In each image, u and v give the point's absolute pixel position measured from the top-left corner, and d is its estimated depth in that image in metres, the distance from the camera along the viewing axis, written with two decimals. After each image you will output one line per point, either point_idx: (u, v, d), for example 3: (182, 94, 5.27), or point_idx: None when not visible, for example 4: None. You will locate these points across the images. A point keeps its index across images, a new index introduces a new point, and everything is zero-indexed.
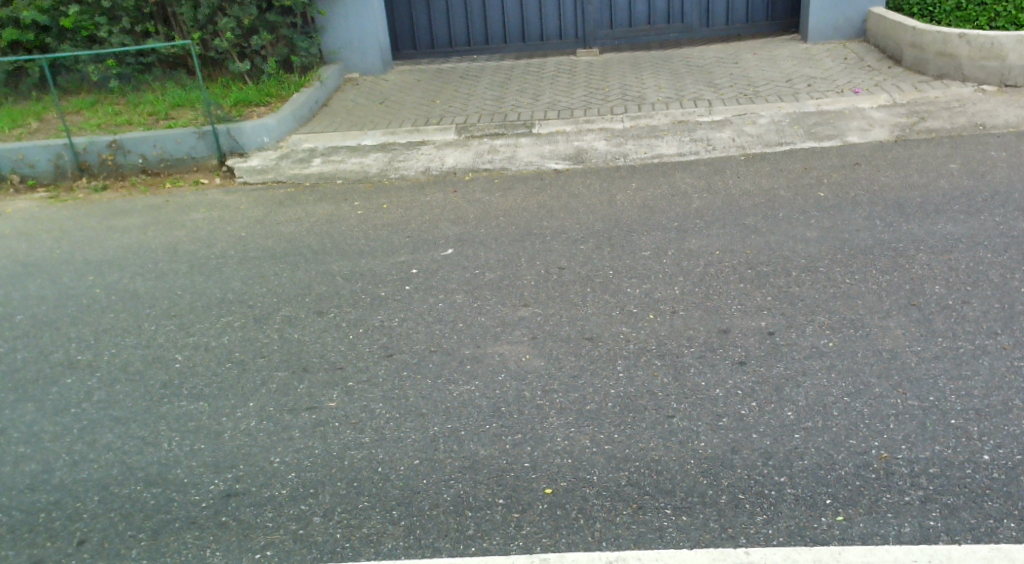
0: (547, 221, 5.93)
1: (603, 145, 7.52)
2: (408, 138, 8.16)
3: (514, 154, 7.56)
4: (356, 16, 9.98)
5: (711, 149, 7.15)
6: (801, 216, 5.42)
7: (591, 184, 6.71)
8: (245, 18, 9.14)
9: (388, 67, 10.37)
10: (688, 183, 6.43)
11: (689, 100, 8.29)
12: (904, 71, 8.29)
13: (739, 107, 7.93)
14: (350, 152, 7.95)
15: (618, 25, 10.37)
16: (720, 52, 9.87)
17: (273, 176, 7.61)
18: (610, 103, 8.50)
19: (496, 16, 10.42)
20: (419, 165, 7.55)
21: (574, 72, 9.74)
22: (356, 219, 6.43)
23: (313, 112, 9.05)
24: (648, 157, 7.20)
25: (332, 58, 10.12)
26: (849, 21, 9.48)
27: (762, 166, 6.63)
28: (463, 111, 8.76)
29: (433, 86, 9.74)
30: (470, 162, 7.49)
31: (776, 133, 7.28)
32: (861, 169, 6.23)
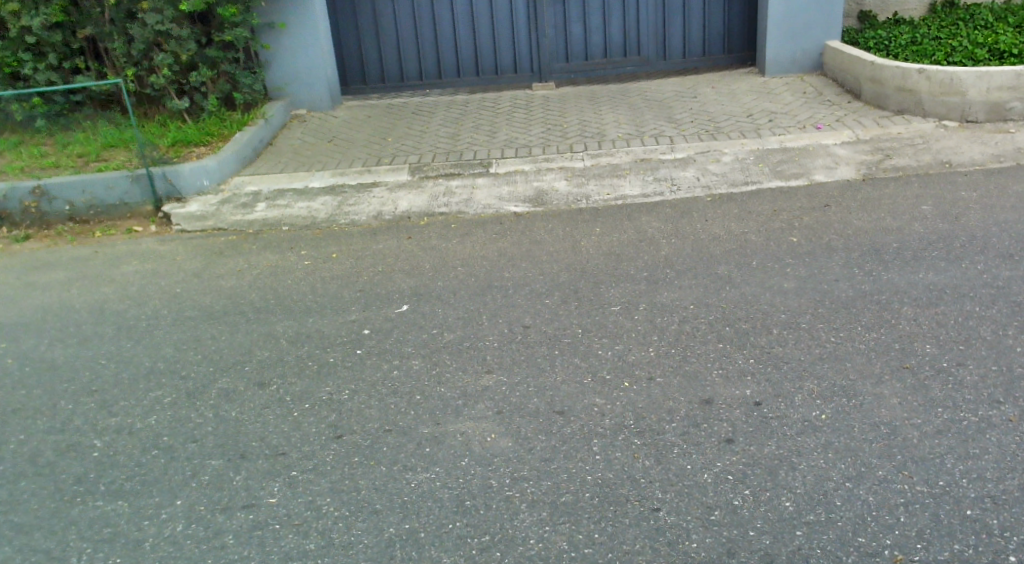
0: (508, 271, 5.57)
1: (564, 186, 7.20)
2: (358, 179, 7.75)
3: (471, 196, 7.20)
4: (302, 50, 9.58)
5: (675, 190, 6.87)
6: (777, 264, 5.13)
7: (553, 229, 6.37)
8: (182, 53, 8.73)
9: (336, 102, 9.98)
10: (654, 226, 6.13)
11: (650, 136, 8.03)
12: (864, 106, 8.13)
13: (701, 144, 7.68)
14: (296, 196, 7.52)
15: (574, 59, 10.09)
16: (678, 86, 9.66)
17: (213, 223, 7.15)
18: (568, 140, 8.20)
19: (447, 50, 10.09)
20: (370, 210, 7.16)
21: (530, 108, 9.44)
22: (302, 270, 6.01)
23: (257, 152, 8.59)
24: (611, 199, 6.89)
25: (278, 94, 9.70)
26: (806, 55, 9.32)
27: (730, 207, 6.36)
28: (416, 149, 8.38)
29: (383, 123, 9.36)
30: (425, 206, 7.11)
31: (740, 171, 7.03)
32: (832, 210, 5.98)
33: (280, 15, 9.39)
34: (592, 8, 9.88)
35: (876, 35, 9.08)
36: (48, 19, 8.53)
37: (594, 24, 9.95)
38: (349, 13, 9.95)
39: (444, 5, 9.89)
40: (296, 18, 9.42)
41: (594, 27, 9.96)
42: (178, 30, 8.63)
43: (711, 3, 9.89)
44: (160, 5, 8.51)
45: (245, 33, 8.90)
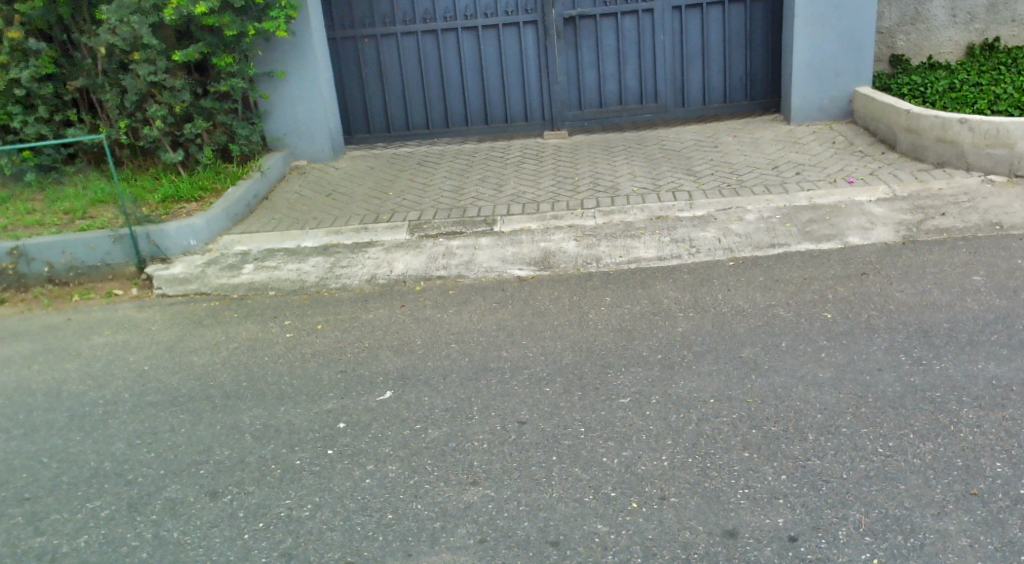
0: (507, 349, 5.01)
1: (573, 246, 6.65)
2: (353, 238, 7.25)
3: (472, 258, 6.67)
4: (302, 100, 9.15)
5: (695, 253, 6.27)
6: (809, 346, 4.52)
7: (558, 297, 5.81)
8: (177, 105, 8.34)
9: (339, 153, 9.52)
10: (670, 295, 5.54)
11: (668, 191, 7.45)
12: (899, 158, 7.54)
13: (723, 200, 7.10)
14: (287, 256, 7.08)
15: (588, 106, 9.57)
16: (698, 134, 9.11)
17: (195, 287, 6.73)
18: (579, 194, 7.63)
19: (455, 98, 9.64)
20: (363, 274, 6.65)
21: (541, 158, 8.93)
22: (282, 345, 5.50)
23: (251, 208, 8.14)
24: (623, 262, 6.31)
25: (277, 144, 9.27)
26: (835, 102, 8.75)
27: (755, 273, 5.76)
28: (418, 204, 7.86)
29: (386, 175, 8.88)
30: (423, 269, 6.59)
31: (765, 231, 6.43)
32: (870, 278, 5.36)
33: (280, 64, 8.97)
34: (606, 53, 9.38)
35: (910, 81, 8.50)
36: (37, 71, 8.22)
37: (608, 70, 9.44)
38: (352, 59, 9.53)
39: (451, 52, 9.45)
40: (296, 66, 9.00)
41: (608, 73, 9.45)
42: (172, 81, 8.25)
43: (732, 48, 9.32)
44: (153, 56, 8.11)
45: (242, 83, 8.48)
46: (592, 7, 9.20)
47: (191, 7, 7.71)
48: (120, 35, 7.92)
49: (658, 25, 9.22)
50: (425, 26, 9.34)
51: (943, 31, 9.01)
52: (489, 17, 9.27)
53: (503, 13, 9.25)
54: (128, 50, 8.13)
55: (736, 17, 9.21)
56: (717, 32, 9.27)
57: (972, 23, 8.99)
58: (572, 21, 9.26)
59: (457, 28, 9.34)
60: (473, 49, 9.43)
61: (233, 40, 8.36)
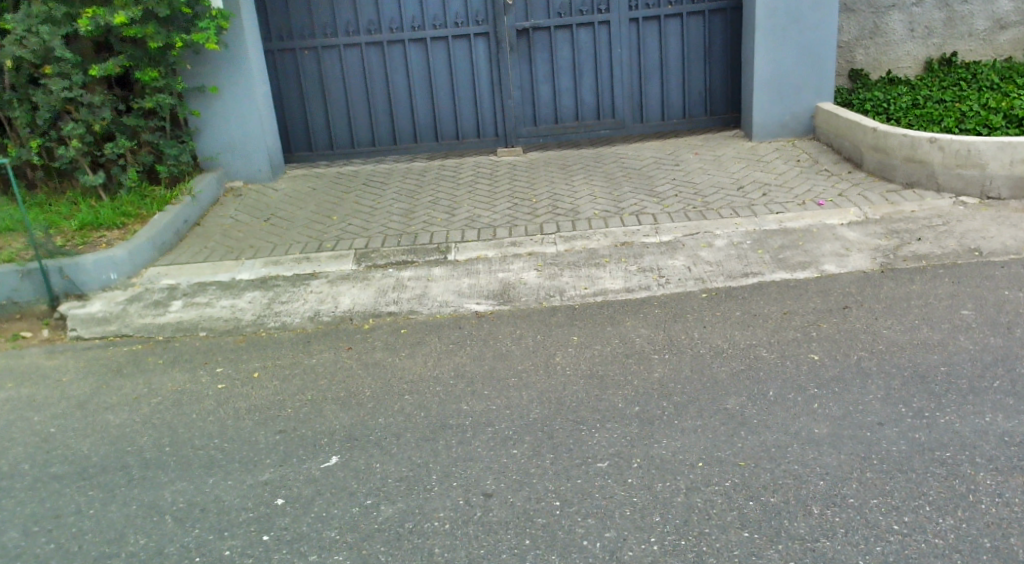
0: (467, 403, 4.52)
1: (534, 276, 6.20)
2: (294, 269, 6.70)
3: (425, 290, 6.16)
4: (237, 116, 8.55)
5: (664, 283, 5.86)
6: (800, 394, 4.12)
7: (520, 337, 5.34)
8: (95, 123, 7.71)
9: (278, 173, 8.93)
10: (642, 334, 5.11)
11: (630, 214, 7.04)
12: (867, 177, 7.25)
13: (689, 224, 6.72)
14: (220, 290, 6.52)
15: (542, 122, 9.14)
16: (657, 151, 8.74)
17: (116, 328, 6.14)
18: (537, 218, 7.18)
19: (403, 114, 9.12)
20: (305, 310, 6.09)
21: (494, 178, 8.46)
22: (212, 400, 4.94)
23: (181, 235, 7.53)
24: (588, 294, 5.87)
25: (211, 164, 8.64)
26: (797, 118, 8.45)
27: (730, 306, 5.37)
28: (364, 230, 7.31)
29: (329, 197, 8.31)
30: (370, 304, 6.06)
31: (737, 259, 6.05)
32: (853, 312, 5.00)
33: (211, 78, 8.36)
34: (561, 67, 8.96)
35: (872, 96, 8.24)
36: None
37: (563, 84, 9.02)
38: (291, 73, 8.95)
39: (398, 65, 8.93)
40: (230, 80, 8.40)
41: (563, 88, 9.03)
42: (89, 97, 7.63)
43: (691, 61, 8.98)
44: (67, 69, 7.50)
45: (168, 99, 7.88)
46: (546, 18, 8.78)
47: (109, 16, 7.14)
48: (28, 47, 7.29)
49: (615, 38, 8.83)
50: (369, 38, 8.81)
51: (903, 45, 8.78)
52: (438, 29, 8.79)
53: (452, 25, 8.78)
54: (40, 63, 7.50)
55: (694, 29, 8.86)
56: (676, 45, 8.92)
57: (932, 37, 8.78)
58: (525, 34, 8.82)
59: (404, 40, 8.83)
60: (420, 62, 8.93)
61: (157, 53, 7.76)
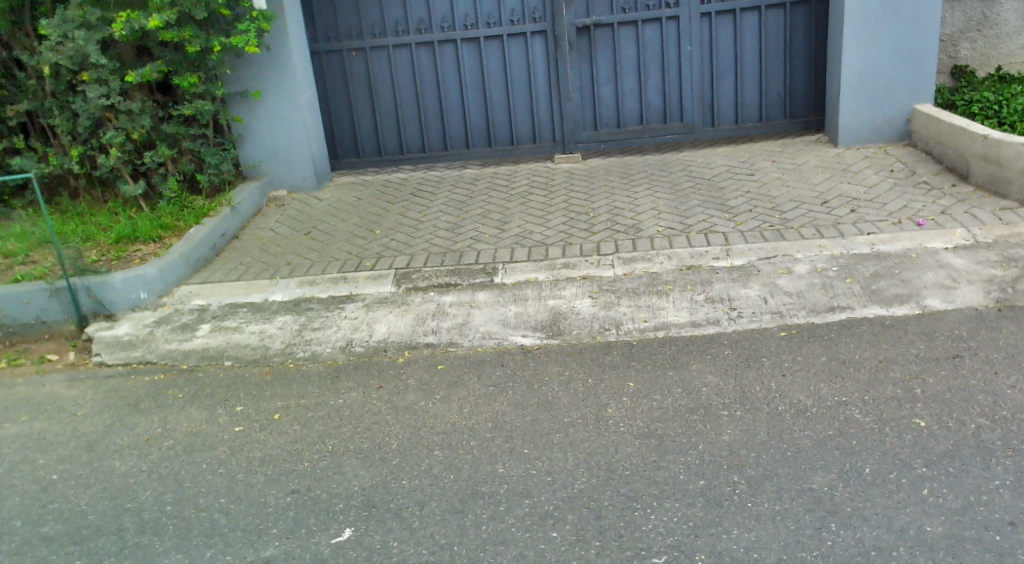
0: (504, 464, 3.91)
1: (587, 305, 5.56)
2: (329, 290, 6.19)
3: (467, 319, 5.59)
4: (280, 122, 8.10)
5: (736, 318, 5.15)
6: (904, 473, 3.42)
7: (569, 380, 4.69)
8: (134, 130, 7.30)
9: (323, 182, 8.46)
10: (709, 383, 4.42)
11: (699, 233, 6.33)
12: (976, 191, 6.39)
13: (765, 245, 5.98)
14: (251, 313, 6.02)
15: (604, 126, 8.46)
16: (730, 159, 7.98)
17: (140, 353, 5.67)
18: (595, 236, 6.53)
19: (454, 118, 8.55)
20: (337, 339, 5.56)
21: (551, 187, 7.82)
22: (226, 447, 4.38)
23: (218, 250, 7.08)
24: (649, 328, 5.21)
25: (253, 172, 8.22)
26: (889, 122, 7.58)
27: (814, 350, 4.63)
28: (407, 246, 6.77)
29: (375, 208, 7.80)
30: (407, 334, 5.51)
31: (821, 290, 5.29)
32: (965, 363, 4.24)
33: (254, 82, 7.92)
34: (624, 67, 8.27)
35: (979, 97, 7.34)
36: None
37: (627, 85, 8.32)
38: (337, 75, 8.47)
39: (449, 66, 8.37)
40: (273, 84, 7.95)
41: (627, 89, 8.33)
42: (127, 103, 7.21)
43: (769, 59, 8.16)
44: (105, 75, 7.07)
45: (208, 105, 7.44)
46: (609, 14, 8.08)
47: (143, 20, 6.64)
48: (65, 53, 6.86)
49: (685, 34, 8.08)
50: (420, 38, 8.26)
51: (1012, 39, 7.83)
52: (493, 27, 8.18)
53: (508, 22, 8.16)
54: (77, 69, 7.09)
55: (774, 24, 8.05)
56: (752, 42, 8.12)
57: None
58: (587, 31, 8.14)
59: (456, 40, 8.26)
60: (474, 62, 8.34)
61: (196, 56, 7.29)
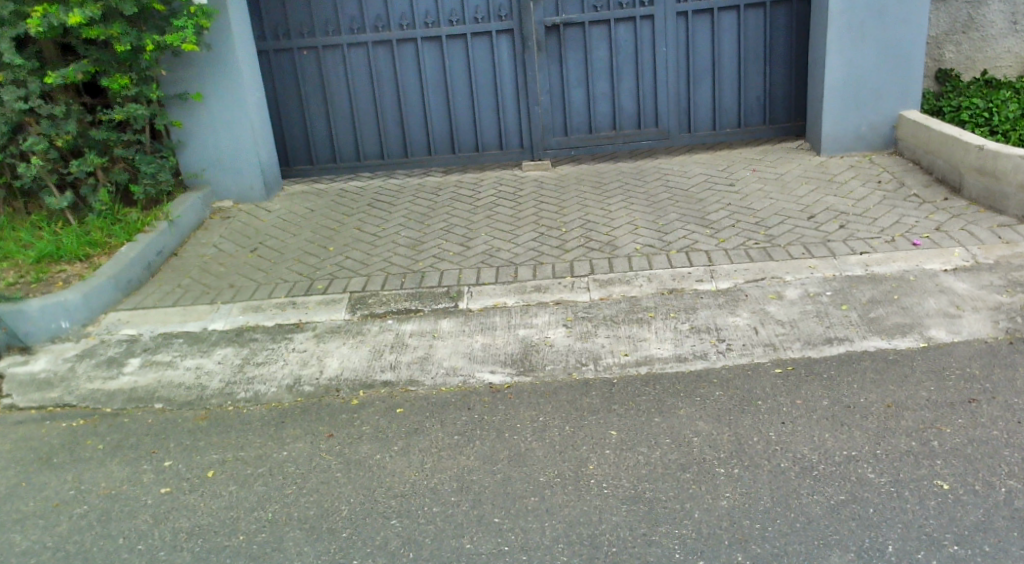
0: (471, 538, 3.42)
1: (561, 336, 5.06)
2: (276, 317, 5.61)
3: (430, 352, 5.06)
4: (225, 127, 7.47)
5: (725, 352, 4.69)
6: (933, 554, 3.01)
7: (543, 427, 4.19)
8: (58, 136, 6.64)
9: (273, 192, 7.84)
10: (700, 432, 3.95)
11: (680, 251, 5.86)
12: (971, 205, 6.01)
13: (752, 266, 5.53)
14: (187, 345, 5.40)
15: (575, 131, 7.96)
16: (708, 167, 7.53)
17: (58, 394, 5.07)
18: (568, 255, 6.04)
19: (415, 122, 8.00)
20: (284, 376, 4.99)
21: (518, 198, 7.30)
22: (148, 516, 3.83)
23: (153, 269, 6.45)
24: (630, 364, 4.72)
25: (195, 182, 7.58)
26: (875, 129, 7.18)
27: (814, 391, 4.17)
28: (363, 265, 6.21)
29: (329, 221, 7.22)
30: (362, 370, 4.97)
31: (816, 319, 4.85)
32: (984, 410, 3.81)
33: (194, 83, 7.28)
34: (596, 69, 7.77)
35: (968, 102, 6.96)
36: None
37: (599, 88, 7.83)
38: (288, 76, 7.86)
39: (409, 67, 7.80)
40: (215, 86, 7.32)
41: (599, 92, 7.84)
42: (49, 107, 6.55)
43: (748, 61, 7.72)
44: (23, 76, 6.41)
45: (142, 110, 6.79)
46: (579, 13, 7.58)
47: (63, 16, 6.01)
48: None
49: (660, 35, 7.60)
50: (377, 36, 7.69)
51: (1001, 40, 7.46)
52: (455, 25, 7.64)
53: (471, 20, 7.62)
54: None
55: (753, 24, 7.60)
56: (731, 43, 7.67)
57: None
58: (555, 30, 7.63)
59: (416, 38, 7.69)
60: (435, 63, 7.78)
61: (127, 55, 6.64)
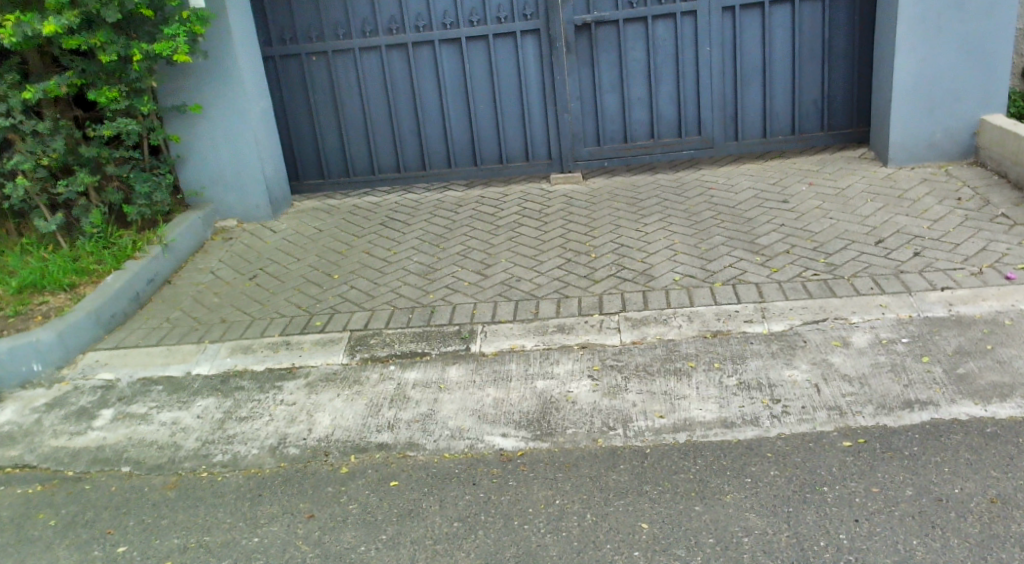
0: None
1: (586, 391, 4.33)
2: (266, 361, 4.94)
3: (434, 408, 4.36)
4: (227, 140, 6.86)
5: (781, 416, 3.92)
6: None
7: (561, 515, 3.47)
8: (43, 155, 6.00)
9: (280, 210, 7.22)
10: (754, 532, 3.20)
11: (726, 284, 5.09)
12: None
13: (811, 304, 4.75)
14: (165, 395, 4.73)
15: (608, 141, 7.22)
16: (758, 179, 6.71)
17: (18, 452, 4.39)
18: (598, 286, 5.30)
19: (434, 132, 7.32)
20: (267, 435, 4.29)
21: (546, 216, 6.58)
22: None
23: (142, 300, 5.83)
24: (667, 428, 3.98)
25: (196, 201, 6.99)
26: (949, 137, 6.33)
27: (894, 476, 3.40)
28: (368, 298, 5.55)
29: (339, 243, 6.58)
30: (356, 428, 4.28)
31: (890, 376, 4.07)
32: None
33: (192, 94, 6.69)
34: (632, 72, 7.02)
35: None
36: None
37: (636, 92, 7.07)
38: (296, 84, 7.24)
39: (426, 72, 7.13)
40: (215, 96, 6.71)
41: (636, 97, 7.08)
42: (32, 123, 5.90)
43: (803, 62, 6.89)
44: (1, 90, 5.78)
45: (134, 124, 6.17)
46: (613, 10, 6.83)
47: (38, 25, 5.40)
48: None
49: (704, 33, 6.82)
50: (391, 40, 7.02)
51: None
52: (476, 26, 6.93)
53: (494, 20, 6.91)
54: None
55: (809, 19, 6.76)
56: (784, 41, 6.84)
57: None
58: (586, 29, 6.89)
59: (433, 41, 7.01)
60: (455, 67, 7.09)
61: (115, 66, 6.04)
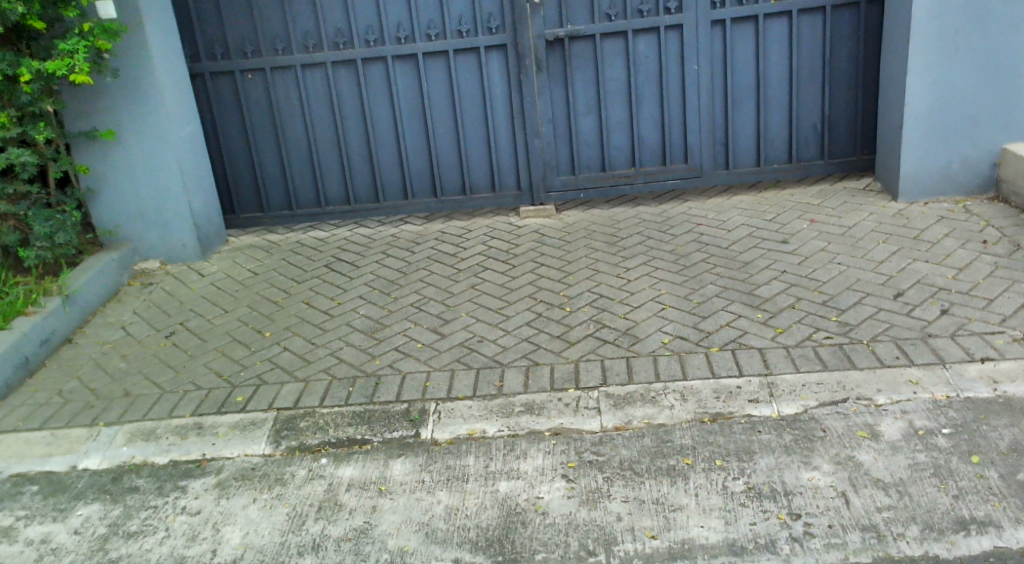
0: None
1: (559, 498, 3.51)
2: (170, 452, 4.07)
3: (371, 520, 3.53)
4: (145, 171, 5.98)
5: (802, 539, 3.13)
6: None
7: None
8: None
9: (210, 248, 6.34)
10: None
11: (725, 349, 4.30)
12: None
13: (828, 378, 3.97)
14: (40, 501, 3.86)
15: (584, 169, 6.42)
16: (752, 214, 5.94)
17: None
18: (573, 350, 4.49)
19: (387, 159, 6.49)
20: (158, 560, 3.43)
21: (514, 257, 5.76)
22: None
23: (32, 367, 4.93)
24: (660, 554, 3.17)
25: (110, 241, 6.08)
26: (967, 168, 5.61)
27: None
28: (301, 363, 4.69)
29: (275, 289, 5.72)
30: (271, 549, 3.43)
31: (934, 483, 3.30)
32: None
33: (102, 118, 5.80)
34: (610, 92, 6.23)
35: None
36: None
37: (614, 115, 6.29)
38: (230, 105, 6.37)
39: (378, 92, 6.29)
40: (131, 120, 5.83)
41: (615, 120, 6.30)
42: None
43: (802, 82, 6.13)
44: None
45: (27, 155, 5.26)
46: (589, 23, 6.04)
47: None
48: None
49: (691, 49, 6.04)
50: (337, 55, 6.18)
51: None
52: (434, 40, 6.10)
53: (454, 33, 6.09)
54: None
55: (809, 34, 6.01)
56: (780, 58, 6.08)
57: None
58: (559, 44, 6.09)
59: (385, 57, 6.18)
60: (411, 86, 6.26)
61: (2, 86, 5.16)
